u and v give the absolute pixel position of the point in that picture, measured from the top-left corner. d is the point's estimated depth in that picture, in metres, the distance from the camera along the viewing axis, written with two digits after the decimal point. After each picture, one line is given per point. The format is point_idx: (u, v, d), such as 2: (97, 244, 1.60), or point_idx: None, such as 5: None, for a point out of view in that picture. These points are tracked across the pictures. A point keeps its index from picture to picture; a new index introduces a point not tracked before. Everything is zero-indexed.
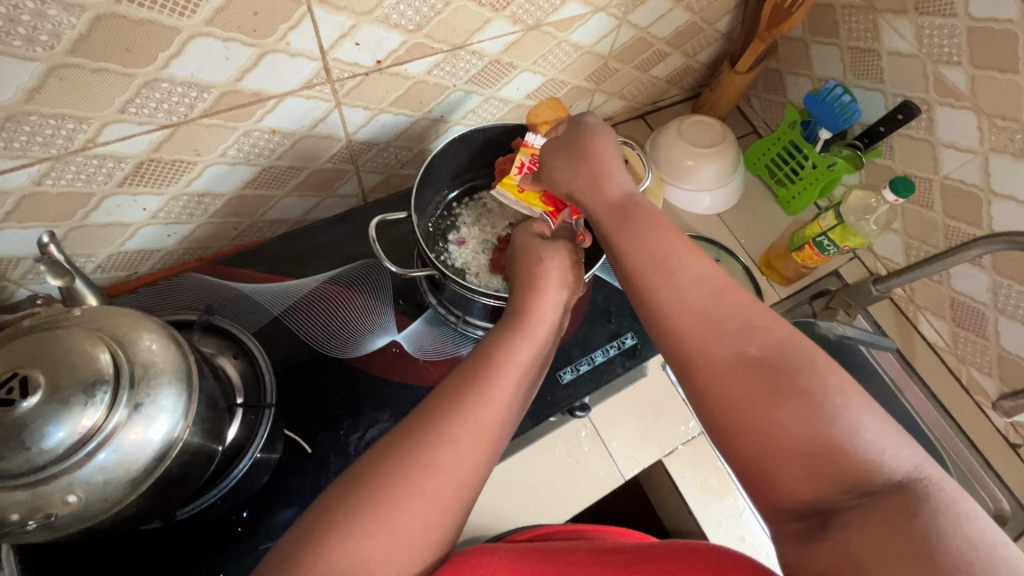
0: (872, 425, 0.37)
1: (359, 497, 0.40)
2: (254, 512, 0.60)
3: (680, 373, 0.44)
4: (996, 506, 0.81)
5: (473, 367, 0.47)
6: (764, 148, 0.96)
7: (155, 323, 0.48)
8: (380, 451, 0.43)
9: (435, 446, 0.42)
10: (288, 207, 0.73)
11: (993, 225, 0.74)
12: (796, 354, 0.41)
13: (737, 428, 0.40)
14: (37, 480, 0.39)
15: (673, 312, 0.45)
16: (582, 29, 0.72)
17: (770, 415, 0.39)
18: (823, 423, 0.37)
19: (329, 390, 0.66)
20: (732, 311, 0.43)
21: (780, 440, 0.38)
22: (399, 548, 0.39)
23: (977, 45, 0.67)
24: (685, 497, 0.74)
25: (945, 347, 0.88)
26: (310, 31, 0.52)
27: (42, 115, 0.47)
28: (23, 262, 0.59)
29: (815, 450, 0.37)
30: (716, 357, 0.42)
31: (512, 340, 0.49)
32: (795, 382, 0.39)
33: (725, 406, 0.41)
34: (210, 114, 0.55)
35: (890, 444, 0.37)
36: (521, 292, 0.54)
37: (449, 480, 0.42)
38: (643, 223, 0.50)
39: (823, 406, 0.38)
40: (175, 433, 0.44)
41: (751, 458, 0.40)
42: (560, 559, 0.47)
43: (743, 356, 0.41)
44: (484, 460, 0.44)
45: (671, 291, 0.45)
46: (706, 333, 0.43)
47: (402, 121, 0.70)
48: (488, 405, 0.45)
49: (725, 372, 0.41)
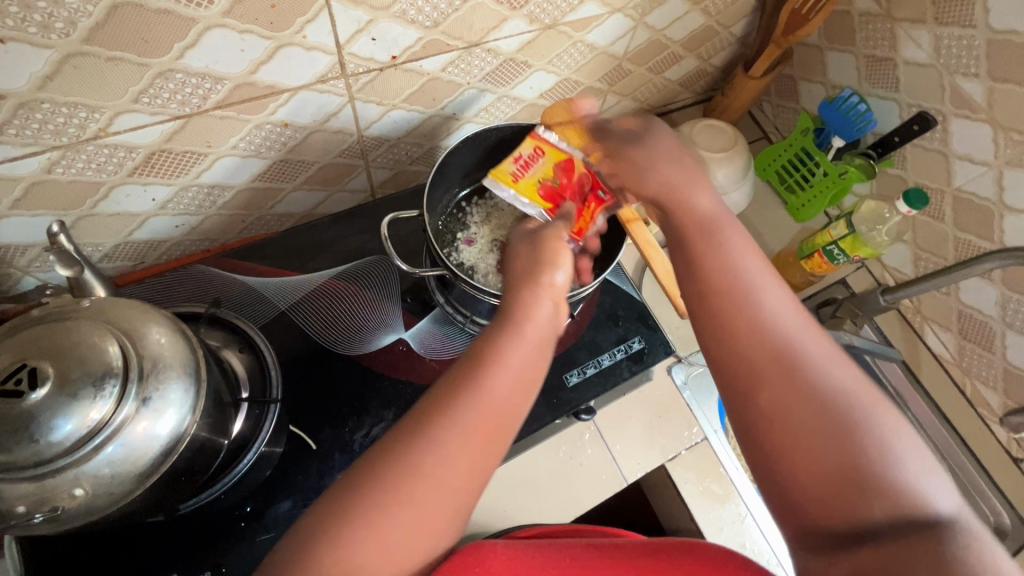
0: (919, 470, 0.37)
1: (347, 506, 0.39)
2: (257, 507, 0.60)
3: (732, 388, 0.43)
4: (997, 519, 0.80)
5: (467, 368, 0.45)
6: (775, 154, 0.95)
7: (163, 316, 0.47)
8: (374, 456, 0.42)
9: (423, 455, 0.41)
10: (297, 200, 0.73)
11: (1005, 239, 0.73)
12: (857, 389, 0.40)
13: (784, 452, 0.40)
14: (44, 473, 0.39)
15: (744, 330, 0.43)
16: (598, 30, 0.71)
17: (819, 440, 0.38)
18: (869, 454, 0.37)
19: (335, 386, 0.66)
20: (802, 336, 0.42)
21: (821, 468, 0.38)
22: (388, 559, 0.39)
23: (995, 58, 0.66)
24: (687, 502, 0.73)
25: (950, 359, 0.88)
26: (327, 26, 0.52)
27: (54, 103, 0.47)
28: (30, 250, 0.58)
29: (856, 477, 0.37)
30: (774, 381, 0.41)
31: (505, 339, 0.46)
32: (854, 416, 0.39)
33: (775, 429, 0.40)
34: (222, 106, 0.54)
35: (933, 485, 0.37)
36: (521, 284, 0.50)
37: (439, 491, 0.40)
38: (723, 238, 0.48)
39: (876, 443, 0.38)
40: (183, 427, 0.44)
41: (792, 482, 0.39)
42: (559, 556, 0.48)
43: (802, 381, 0.40)
44: (481, 468, 0.42)
45: (749, 309, 0.43)
46: (766, 353, 0.42)
47: (414, 117, 0.70)
48: (482, 410, 0.43)
49: (787, 395, 0.40)
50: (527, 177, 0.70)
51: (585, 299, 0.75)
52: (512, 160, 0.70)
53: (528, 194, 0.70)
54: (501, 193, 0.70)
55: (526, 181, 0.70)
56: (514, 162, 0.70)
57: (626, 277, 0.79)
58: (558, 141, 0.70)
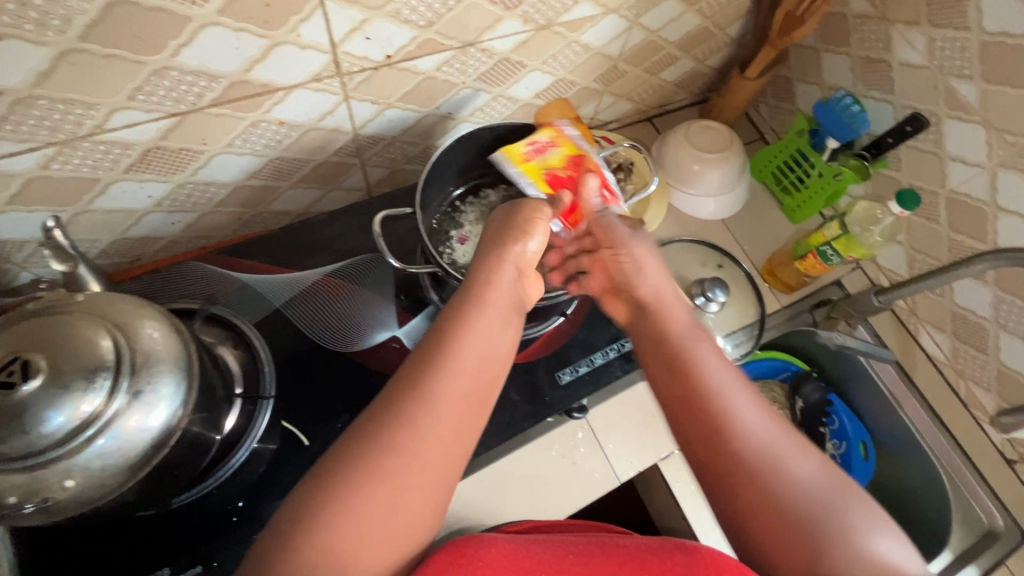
0: (882, 539, 0.44)
1: (328, 487, 0.40)
2: (249, 502, 0.60)
3: (718, 490, 0.48)
4: (989, 521, 0.82)
5: (435, 344, 0.46)
6: (770, 156, 0.95)
7: (158, 311, 0.48)
8: (350, 437, 0.42)
9: (399, 429, 0.42)
10: (293, 198, 0.73)
11: (999, 240, 0.73)
12: (822, 478, 0.46)
13: (769, 543, 0.45)
14: (34, 465, 0.39)
15: (725, 442, 0.47)
16: (593, 30, 0.72)
17: (799, 531, 0.44)
18: (842, 536, 0.43)
19: (328, 383, 0.66)
20: (777, 440, 0.47)
21: (799, 551, 0.44)
22: (375, 536, 0.39)
23: (988, 60, 0.66)
24: (679, 501, 0.74)
25: (944, 361, 0.87)
26: (321, 24, 0.52)
27: (50, 99, 0.47)
28: (26, 245, 0.59)
29: (837, 557, 0.43)
30: (755, 485, 0.46)
31: (472, 313, 0.48)
32: (832, 513, 0.44)
33: (761, 524, 0.45)
34: (218, 104, 0.55)
35: (894, 552, 0.43)
36: (485, 258, 0.52)
37: (419, 464, 0.41)
38: (698, 350, 0.52)
39: (851, 533, 0.43)
40: (174, 421, 0.44)
41: (778, 563, 0.45)
42: (559, 553, 0.48)
43: (776, 478, 0.45)
44: (460, 436, 0.44)
45: (730, 419, 0.48)
46: (745, 456, 0.47)
47: (409, 116, 0.70)
48: (456, 378, 0.44)
49: (765, 495, 0.45)
50: (534, 160, 0.70)
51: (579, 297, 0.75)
52: (527, 141, 0.69)
53: (530, 175, 0.69)
54: (505, 169, 0.69)
55: (532, 164, 0.70)
56: (527, 144, 0.69)
57: None
58: (575, 134, 0.72)
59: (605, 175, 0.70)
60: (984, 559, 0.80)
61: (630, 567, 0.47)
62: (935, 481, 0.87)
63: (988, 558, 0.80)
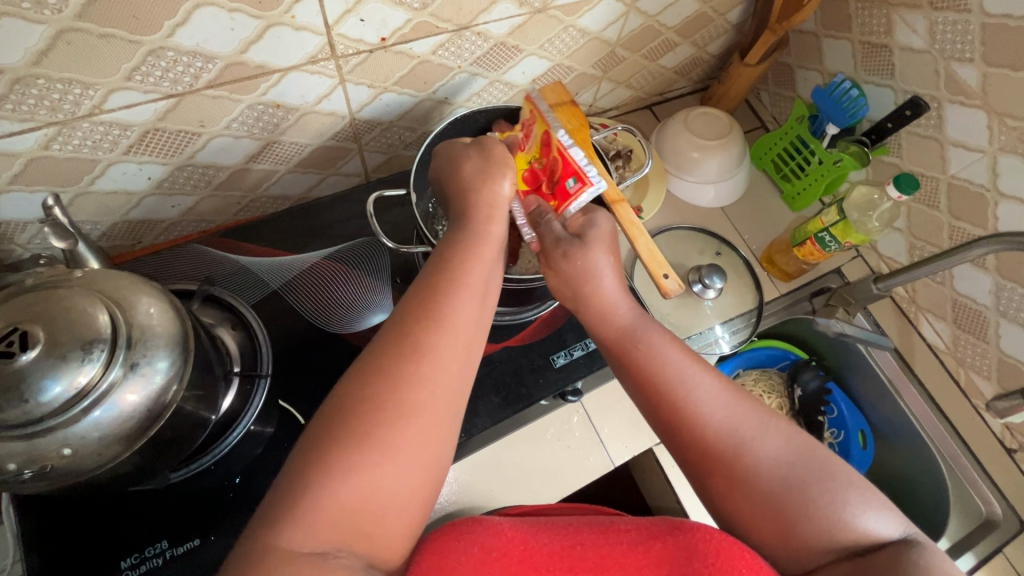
0: (860, 491, 0.45)
1: (342, 431, 0.39)
2: (246, 479, 0.61)
3: (702, 455, 0.48)
4: (987, 509, 0.81)
5: (431, 286, 0.47)
6: (770, 143, 0.95)
7: (155, 288, 0.49)
8: (360, 378, 0.42)
9: (412, 369, 0.42)
10: (291, 182, 0.74)
11: (999, 226, 0.73)
12: (796, 441, 0.48)
13: (748, 519, 0.46)
14: (33, 432, 0.40)
15: (691, 431, 0.48)
16: (589, 14, 0.71)
17: (781, 484, 0.45)
18: (824, 489, 0.45)
19: (324, 364, 0.67)
20: (743, 420, 0.48)
21: (776, 523, 0.45)
22: (399, 480, 0.40)
23: (990, 42, 0.66)
24: (673, 485, 0.74)
25: (944, 349, 0.87)
26: (315, 6, 0.53)
27: (49, 79, 0.48)
28: (29, 226, 0.60)
29: (821, 508, 0.44)
30: (738, 448, 0.47)
31: (469, 260, 0.49)
32: (803, 488, 0.45)
33: (746, 481, 0.46)
34: (214, 85, 0.56)
35: (873, 504, 0.45)
36: (476, 203, 0.53)
37: (434, 404, 0.42)
38: (652, 344, 0.53)
39: (823, 506, 0.44)
40: (170, 394, 0.45)
41: (761, 539, 0.46)
42: (564, 541, 0.48)
43: (751, 440, 0.47)
44: (465, 370, 0.45)
45: (692, 408, 0.49)
46: (721, 421, 0.48)
47: (406, 101, 0.71)
48: (456, 315, 0.45)
49: (748, 451, 0.47)
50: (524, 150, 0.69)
51: None
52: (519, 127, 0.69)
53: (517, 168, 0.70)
54: None
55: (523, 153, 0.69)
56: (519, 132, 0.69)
57: None
58: (545, 113, 0.63)
59: (569, 158, 0.58)
60: (981, 546, 0.80)
61: (631, 557, 0.46)
62: (934, 469, 0.86)
63: (985, 547, 0.80)
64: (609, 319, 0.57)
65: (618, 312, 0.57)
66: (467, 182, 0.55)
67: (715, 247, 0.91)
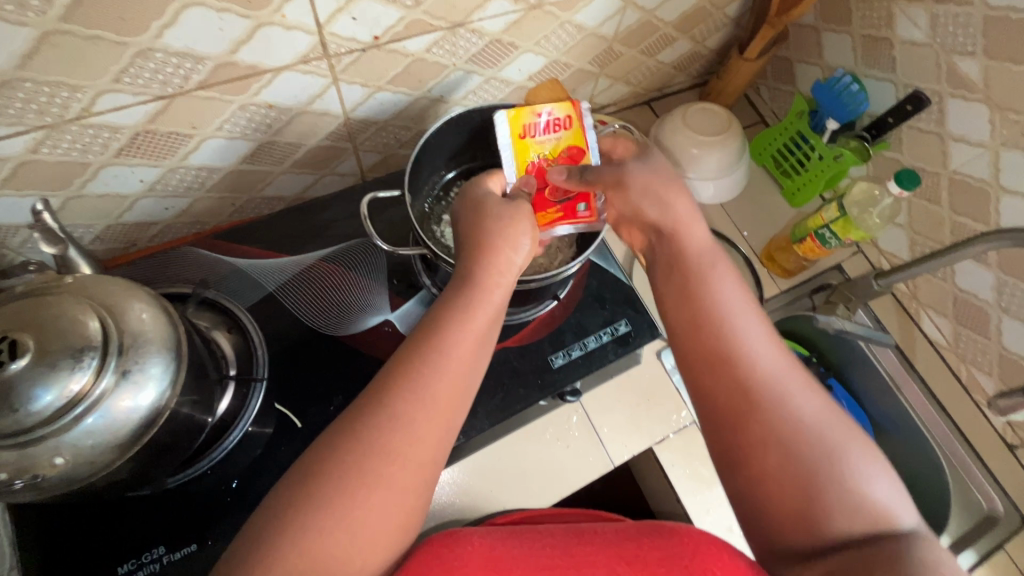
0: (885, 483, 0.44)
1: (320, 489, 0.39)
2: (243, 484, 0.61)
3: (729, 409, 0.46)
4: (988, 504, 0.81)
5: (425, 338, 0.46)
6: (770, 138, 0.93)
7: (147, 293, 0.48)
8: (339, 437, 0.42)
9: (394, 431, 0.42)
10: (286, 183, 0.74)
11: (1001, 222, 0.72)
12: (835, 419, 0.46)
13: (763, 482, 0.45)
14: (24, 442, 0.40)
15: (731, 369, 0.47)
16: (585, 10, 0.70)
17: (806, 461, 0.43)
18: (849, 469, 0.43)
19: (321, 366, 0.67)
20: (787, 374, 0.47)
21: (794, 494, 0.43)
22: (366, 539, 0.40)
23: (992, 35, 0.65)
24: (674, 485, 0.74)
25: (946, 345, 0.86)
26: (306, 5, 0.52)
27: (35, 82, 0.47)
28: (20, 231, 0.60)
29: (838, 492, 0.42)
30: (773, 405, 0.45)
31: (465, 310, 0.48)
32: (833, 453, 0.44)
33: (766, 453, 0.44)
34: (205, 86, 0.55)
35: (896, 499, 0.43)
36: (475, 251, 0.53)
37: (408, 467, 0.42)
38: (714, 278, 0.52)
39: (845, 476, 0.43)
40: (163, 401, 0.45)
41: (768, 511, 0.44)
42: (540, 542, 0.49)
43: (785, 409, 0.45)
44: (446, 433, 0.44)
45: (738, 345, 0.48)
46: (760, 380, 0.46)
47: (400, 99, 0.70)
48: (441, 378, 0.44)
49: (781, 418, 0.45)
50: (534, 138, 0.66)
51: (572, 278, 0.76)
52: (539, 113, 0.66)
53: (518, 150, 0.66)
54: (500, 130, 0.65)
55: (531, 139, 0.66)
56: (537, 118, 0.66)
57: (611, 258, 0.79)
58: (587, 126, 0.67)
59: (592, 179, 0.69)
60: (981, 545, 0.80)
61: (603, 553, 0.48)
62: (934, 467, 0.85)
63: (985, 544, 0.80)
64: (683, 238, 0.56)
65: (695, 228, 0.56)
66: (461, 228, 0.56)
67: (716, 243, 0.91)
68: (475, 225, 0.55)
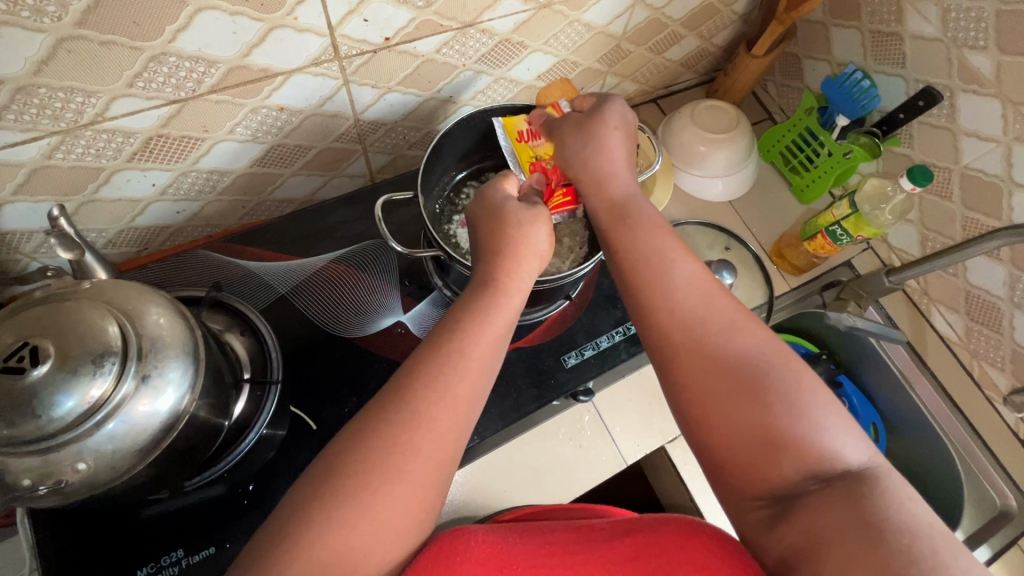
0: (833, 426, 0.42)
1: (342, 483, 0.39)
2: (260, 486, 0.61)
3: (659, 358, 0.47)
4: (1002, 501, 0.81)
5: (445, 335, 0.47)
6: (779, 135, 0.93)
7: (162, 297, 0.48)
8: (358, 433, 0.42)
9: (415, 427, 0.42)
10: (297, 185, 0.73)
11: (1014, 217, 0.72)
12: (769, 360, 0.45)
13: (702, 432, 0.44)
14: (47, 448, 0.40)
15: (654, 317, 0.48)
16: (595, 8, 0.70)
17: (739, 410, 0.43)
18: (789, 414, 0.42)
19: (335, 367, 0.67)
20: (710, 317, 0.47)
21: (760, 448, 0.42)
22: (382, 529, 0.39)
23: (1006, 30, 0.64)
24: (687, 483, 0.74)
25: (957, 341, 0.86)
26: (318, 7, 0.52)
27: (50, 88, 0.47)
28: (35, 236, 0.60)
29: (778, 436, 0.42)
30: (698, 352, 0.45)
31: (490, 307, 0.49)
32: (760, 396, 0.43)
33: (699, 403, 0.44)
34: (217, 90, 0.55)
35: (846, 442, 0.42)
36: (496, 256, 0.53)
37: (429, 460, 0.42)
38: (632, 227, 0.52)
39: (778, 420, 0.42)
40: (182, 405, 0.45)
41: (725, 471, 0.44)
42: (539, 541, 0.48)
43: (713, 355, 0.45)
44: (466, 432, 0.44)
45: (661, 295, 0.48)
46: (685, 329, 0.46)
47: (411, 100, 0.70)
48: (462, 378, 0.44)
49: (708, 363, 0.45)
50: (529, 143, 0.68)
51: (584, 278, 0.76)
52: (526, 120, 0.68)
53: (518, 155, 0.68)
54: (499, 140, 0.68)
55: (525, 145, 0.68)
56: (526, 125, 0.68)
57: None
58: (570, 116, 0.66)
59: None
60: (998, 539, 0.79)
61: (596, 553, 0.46)
62: (948, 463, 0.85)
63: (999, 539, 0.79)
64: (602, 193, 0.56)
65: (618, 177, 0.57)
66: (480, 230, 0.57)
67: (725, 241, 0.91)
68: (494, 229, 0.55)
